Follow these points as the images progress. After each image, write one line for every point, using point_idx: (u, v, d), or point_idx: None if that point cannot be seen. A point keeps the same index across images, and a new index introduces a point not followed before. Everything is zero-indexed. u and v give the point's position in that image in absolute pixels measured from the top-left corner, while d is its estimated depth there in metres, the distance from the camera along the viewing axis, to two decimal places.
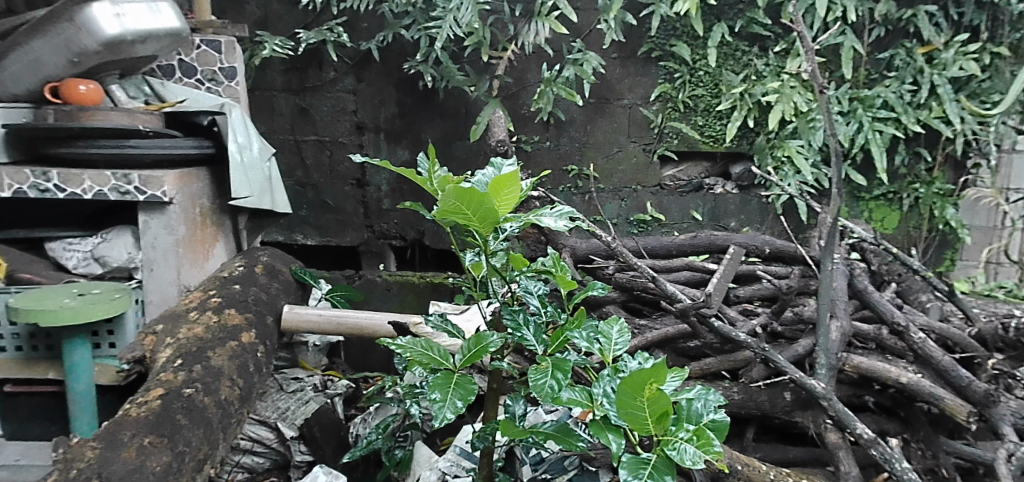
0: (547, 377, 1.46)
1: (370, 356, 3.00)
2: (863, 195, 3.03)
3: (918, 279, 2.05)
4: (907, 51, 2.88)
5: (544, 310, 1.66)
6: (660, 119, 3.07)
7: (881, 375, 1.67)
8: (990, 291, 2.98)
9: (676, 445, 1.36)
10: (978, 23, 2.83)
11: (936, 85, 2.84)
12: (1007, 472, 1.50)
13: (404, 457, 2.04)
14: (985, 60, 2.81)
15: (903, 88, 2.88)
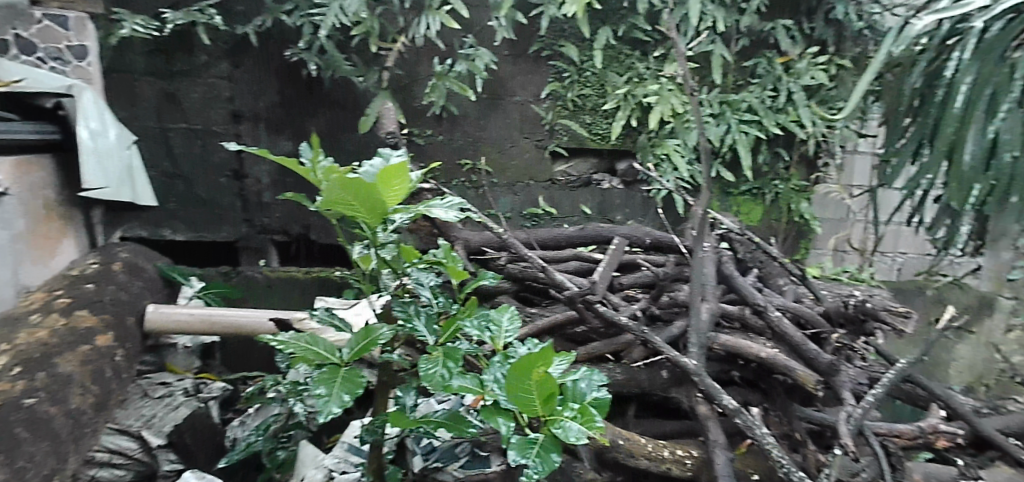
0: (437, 366, 1.49)
1: (252, 355, 2.76)
2: (732, 190, 3.26)
3: (776, 265, 2.25)
4: (768, 60, 3.14)
5: (435, 301, 1.69)
6: (550, 116, 3.16)
7: (743, 351, 1.82)
8: (836, 275, 3.22)
9: (562, 423, 1.43)
10: (826, 37, 3.13)
11: (792, 92, 3.11)
12: (847, 431, 1.62)
13: (285, 459, 2.00)
14: (832, 71, 3.12)
15: (765, 94, 3.12)
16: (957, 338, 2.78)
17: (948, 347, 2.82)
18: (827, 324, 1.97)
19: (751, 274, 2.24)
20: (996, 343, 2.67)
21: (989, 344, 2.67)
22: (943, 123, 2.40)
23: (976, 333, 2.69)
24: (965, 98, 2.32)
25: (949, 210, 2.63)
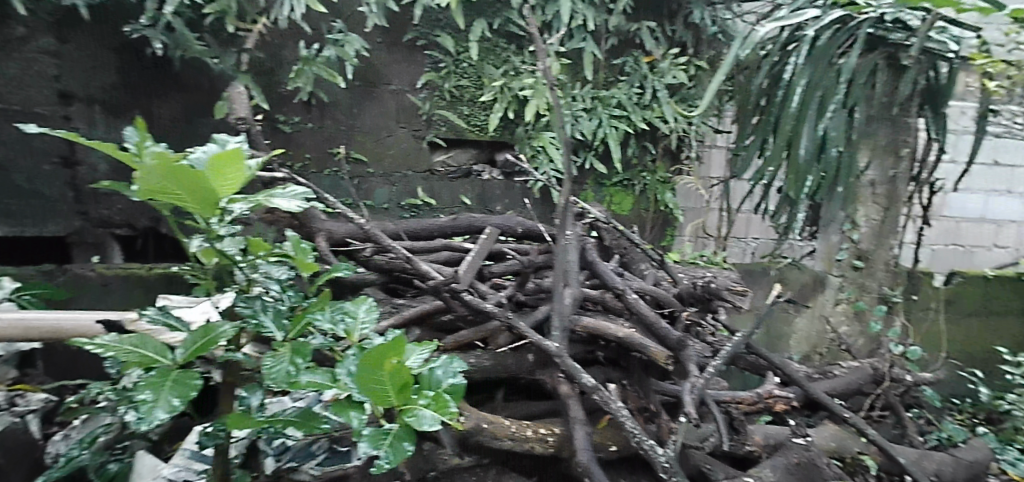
0: (283, 363, 1.48)
1: (80, 363, 2.45)
2: (605, 182, 3.37)
3: (638, 251, 2.39)
4: (634, 60, 3.31)
5: (285, 296, 1.64)
6: (427, 106, 3.14)
7: (601, 332, 1.91)
8: (695, 259, 3.35)
9: (415, 412, 1.44)
10: (686, 39, 3.35)
11: (656, 90, 3.30)
12: (691, 400, 1.78)
13: (119, 471, 1.84)
14: (690, 71, 3.35)
15: (633, 91, 3.29)
16: (796, 311, 3.04)
17: (787, 320, 3.06)
18: (678, 304, 2.11)
19: (614, 259, 2.36)
20: (827, 315, 2.95)
21: (821, 316, 2.97)
22: (782, 121, 2.71)
23: (812, 307, 3.01)
24: (801, 98, 2.64)
25: (787, 199, 2.89)
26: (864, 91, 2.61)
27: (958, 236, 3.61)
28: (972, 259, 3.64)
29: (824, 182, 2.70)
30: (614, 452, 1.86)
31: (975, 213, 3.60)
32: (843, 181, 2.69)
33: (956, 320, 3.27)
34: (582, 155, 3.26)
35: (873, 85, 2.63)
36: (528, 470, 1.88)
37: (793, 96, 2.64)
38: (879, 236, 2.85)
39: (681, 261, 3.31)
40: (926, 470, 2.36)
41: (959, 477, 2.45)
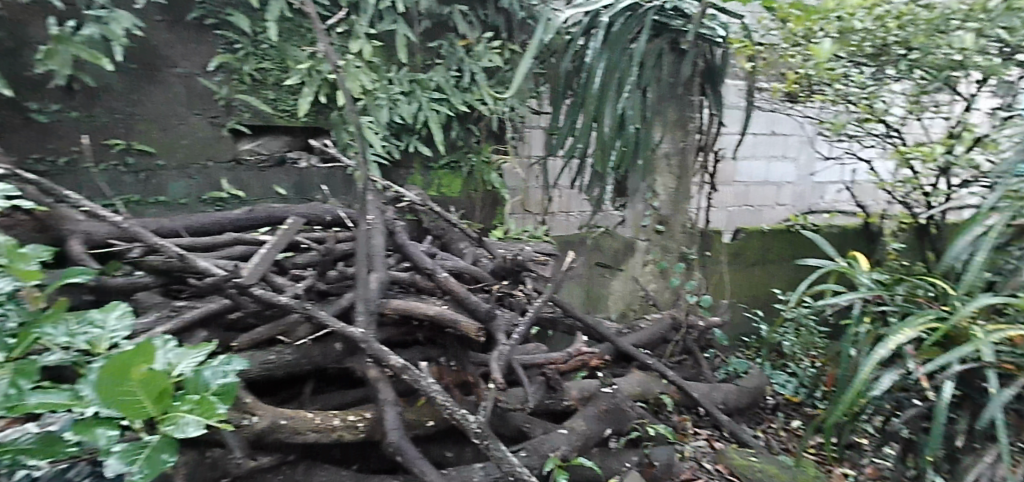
0: (10, 385, 1.42)
1: None
2: (433, 164, 3.20)
3: (455, 231, 2.48)
4: (449, 43, 3.18)
5: (11, 310, 1.56)
6: (225, 91, 2.79)
7: (414, 311, 1.91)
8: (520, 235, 3.29)
9: (176, 420, 1.46)
10: (498, 24, 3.27)
11: (473, 73, 3.21)
12: (499, 369, 1.85)
13: None
14: (506, 55, 3.30)
15: (450, 74, 3.15)
16: (612, 274, 3.29)
17: (604, 282, 3.31)
18: (491, 278, 2.23)
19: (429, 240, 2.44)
20: (637, 276, 3.19)
21: (633, 278, 3.20)
22: (586, 99, 2.88)
23: (625, 269, 3.26)
24: (601, 80, 2.83)
25: (596, 174, 3.05)
26: (654, 73, 2.88)
27: (747, 199, 3.93)
28: (759, 216, 4.01)
29: (625, 155, 2.91)
30: (431, 427, 1.92)
31: (760, 177, 3.95)
32: (642, 154, 2.95)
33: (742, 272, 3.69)
34: (405, 139, 3.08)
35: (660, 67, 2.89)
36: (348, 459, 1.92)
37: (595, 78, 2.81)
38: (675, 202, 3.14)
39: (505, 237, 3.25)
40: (714, 399, 2.75)
41: (740, 403, 2.84)
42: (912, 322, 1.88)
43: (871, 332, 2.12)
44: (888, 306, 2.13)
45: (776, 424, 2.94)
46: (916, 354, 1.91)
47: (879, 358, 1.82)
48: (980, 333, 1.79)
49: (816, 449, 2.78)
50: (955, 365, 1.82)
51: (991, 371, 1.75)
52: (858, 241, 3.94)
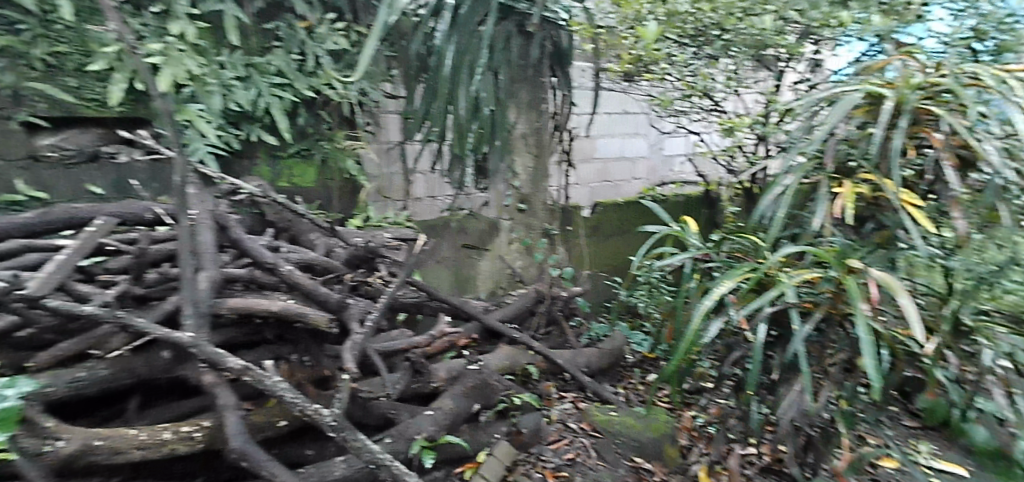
0: None
1: None
2: (280, 153, 2.95)
3: (305, 222, 2.40)
4: (288, 24, 2.94)
5: None
6: (10, 78, 2.42)
7: (254, 309, 1.80)
8: (382, 223, 3.04)
9: None
10: (341, 4, 3.04)
11: (318, 56, 2.98)
12: (353, 359, 1.82)
13: None
14: (352, 37, 3.06)
15: (291, 57, 2.92)
16: (478, 255, 3.24)
17: (472, 264, 3.25)
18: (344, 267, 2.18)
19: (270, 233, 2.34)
20: (503, 254, 3.25)
21: (500, 257, 3.24)
22: (438, 84, 2.84)
23: (491, 250, 3.25)
24: (452, 62, 2.79)
25: (455, 157, 3.06)
26: (503, 55, 2.89)
27: (607, 174, 4.07)
28: (618, 189, 4.15)
29: (482, 137, 2.99)
30: (284, 427, 1.85)
31: (615, 152, 4.07)
32: (498, 135, 3.02)
33: (599, 244, 3.78)
34: (245, 127, 2.83)
35: (510, 49, 2.92)
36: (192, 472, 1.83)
37: (444, 60, 2.77)
38: (535, 180, 3.23)
39: (365, 226, 2.98)
40: (578, 363, 2.95)
41: (603, 364, 3.05)
42: (732, 274, 2.04)
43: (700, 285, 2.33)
44: (714, 263, 2.33)
45: (634, 380, 3.14)
46: (734, 301, 2.10)
47: (705, 308, 1.98)
48: (783, 278, 1.94)
49: (667, 396, 3.01)
50: (767, 307, 2.01)
51: (793, 311, 1.93)
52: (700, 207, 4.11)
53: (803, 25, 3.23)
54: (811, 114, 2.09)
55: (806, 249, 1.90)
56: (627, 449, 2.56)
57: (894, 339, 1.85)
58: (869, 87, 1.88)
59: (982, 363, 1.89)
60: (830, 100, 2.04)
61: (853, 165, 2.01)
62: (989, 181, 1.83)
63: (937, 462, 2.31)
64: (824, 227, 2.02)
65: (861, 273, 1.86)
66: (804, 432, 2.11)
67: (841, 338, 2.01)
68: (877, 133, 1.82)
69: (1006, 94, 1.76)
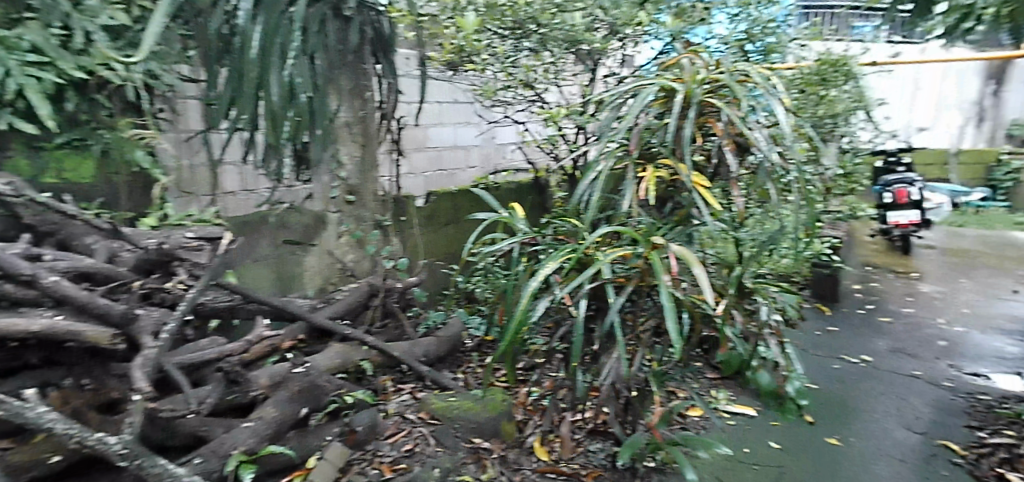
0: None
1: None
2: (43, 144, 2.52)
3: (79, 224, 2.21)
4: None
5: None
6: None
7: (14, 330, 1.70)
8: (181, 222, 2.74)
9: None
10: None
11: (90, 32, 2.58)
12: (141, 374, 1.80)
13: None
14: (134, 12, 2.73)
15: (52, 32, 2.51)
16: (304, 251, 3.15)
17: (297, 260, 3.14)
18: (132, 274, 2.15)
19: (26, 238, 2.10)
20: (332, 249, 3.20)
21: (329, 251, 3.19)
22: (245, 67, 2.63)
23: (318, 244, 3.18)
24: (260, 46, 2.60)
25: (270, 147, 2.90)
26: (320, 39, 2.76)
27: (441, 163, 4.01)
28: (454, 179, 4.15)
29: (301, 125, 2.81)
30: (58, 461, 1.74)
31: (449, 142, 4.05)
32: (319, 123, 2.85)
33: (434, 232, 3.78)
34: None
35: (326, 34, 2.79)
36: None
37: (250, 44, 2.58)
38: (362, 172, 3.20)
39: (160, 226, 2.68)
40: (414, 354, 3.01)
41: (441, 351, 3.16)
42: (555, 255, 2.17)
43: (527, 267, 2.43)
44: (539, 246, 2.46)
45: (473, 364, 3.27)
46: (559, 280, 2.24)
47: (531, 290, 2.08)
48: (599, 256, 2.08)
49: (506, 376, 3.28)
50: (586, 284, 2.16)
51: (608, 286, 2.08)
52: (530, 193, 4.28)
53: (609, 23, 3.52)
54: (616, 106, 2.29)
55: (616, 229, 2.07)
56: (465, 431, 2.65)
57: (692, 305, 2.08)
58: (663, 82, 2.09)
59: (760, 318, 2.17)
60: (632, 92, 2.22)
61: (654, 151, 2.22)
62: (762, 163, 1.98)
63: (731, 405, 2.81)
64: (632, 208, 2.21)
65: (663, 248, 2.05)
66: (621, 394, 2.31)
67: (649, 306, 2.22)
68: (672, 123, 2.03)
69: (768, 89, 2.01)
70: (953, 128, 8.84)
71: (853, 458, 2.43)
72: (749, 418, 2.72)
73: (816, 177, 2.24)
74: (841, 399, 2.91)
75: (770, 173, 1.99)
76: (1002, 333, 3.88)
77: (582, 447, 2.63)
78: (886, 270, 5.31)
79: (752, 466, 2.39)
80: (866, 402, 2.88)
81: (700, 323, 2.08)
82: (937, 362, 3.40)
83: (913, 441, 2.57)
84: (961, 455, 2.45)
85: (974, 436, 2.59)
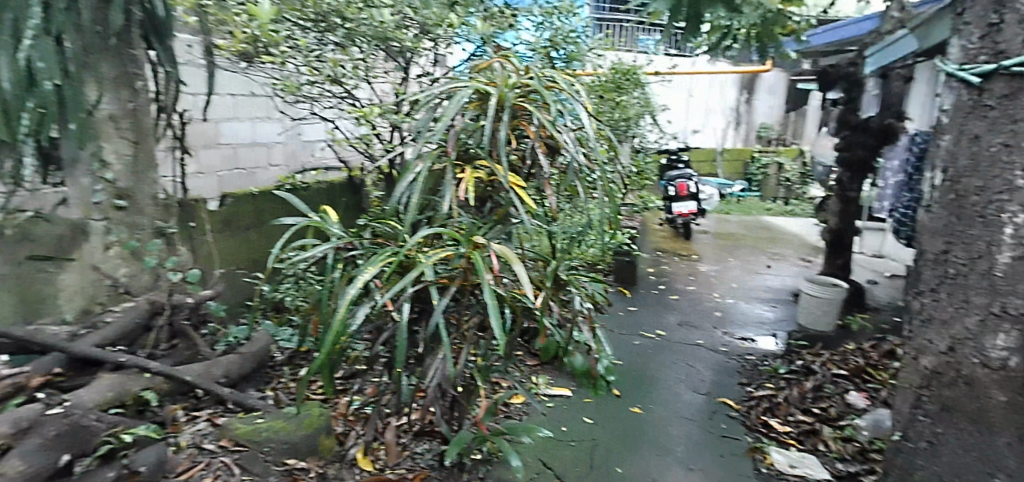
0: None
1: None
2: None
3: None
4: None
5: None
6: None
7: None
8: None
9: None
10: None
11: None
12: None
13: None
14: None
15: None
16: (57, 269, 2.71)
17: (49, 280, 2.70)
18: None
19: None
20: (97, 263, 2.74)
21: (92, 266, 2.73)
22: None
23: (78, 259, 2.73)
24: None
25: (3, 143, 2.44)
26: (70, 18, 2.41)
27: (237, 161, 3.72)
28: (253, 178, 3.87)
29: (45, 118, 2.43)
30: None
31: (246, 139, 3.77)
32: (73, 117, 2.50)
33: (231, 238, 3.53)
34: None
35: (77, 12, 2.43)
36: None
37: None
38: (135, 172, 2.79)
39: None
40: (213, 376, 2.78)
41: (245, 370, 2.98)
42: (375, 259, 2.13)
43: (344, 274, 2.35)
44: (356, 251, 2.41)
45: (283, 379, 3.18)
46: (381, 285, 2.20)
47: (350, 297, 2.01)
48: (422, 259, 2.09)
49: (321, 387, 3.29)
50: (409, 288, 2.14)
51: (432, 287, 2.10)
52: (346, 193, 4.28)
53: (418, 22, 3.53)
54: (432, 107, 2.28)
55: (438, 230, 2.11)
56: (278, 452, 2.49)
57: (512, 299, 2.18)
58: (476, 84, 2.15)
59: (575, 307, 2.32)
60: (447, 94, 2.27)
61: (471, 152, 2.31)
62: (570, 162, 2.15)
63: (550, 389, 3.19)
64: (451, 209, 2.27)
65: (484, 247, 2.13)
66: (446, 393, 2.34)
67: (471, 304, 2.27)
68: (487, 126, 2.10)
69: (572, 94, 2.18)
70: (717, 131, 10.46)
71: (652, 422, 2.89)
72: (565, 399, 3.12)
73: (617, 173, 2.46)
74: (640, 371, 3.40)
75: (578, 172, 2.16)
76: (760, 301, 4.64)
77: (408, 450, 2.71)
78: (672, 254, 6.02)
79: (570, 442, 2.71)
80: (661, 372, 3.41)
81: (521, 316, 2.19)
82: (714, 331, 4.04)
83: (698, 401, 3.11)
84: (735, 409, 3.04)
85: (744, 393, 3.22)
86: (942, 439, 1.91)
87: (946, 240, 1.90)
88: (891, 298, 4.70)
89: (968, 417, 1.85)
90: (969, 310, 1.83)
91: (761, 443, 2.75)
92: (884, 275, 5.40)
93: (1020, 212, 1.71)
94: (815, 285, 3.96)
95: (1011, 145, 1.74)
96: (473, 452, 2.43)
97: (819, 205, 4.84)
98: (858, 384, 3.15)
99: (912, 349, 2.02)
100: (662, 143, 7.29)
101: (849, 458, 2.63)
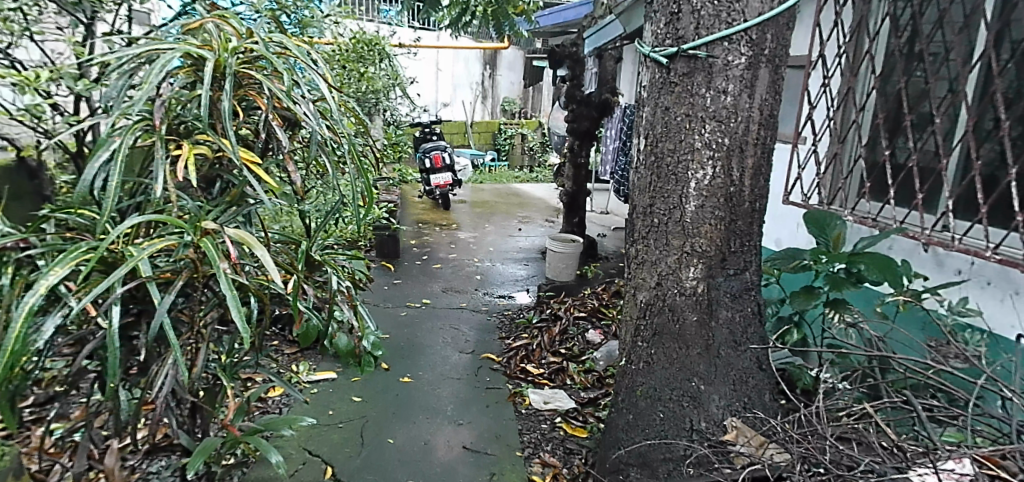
0: None
1: None
2: None
3: None
4: None
5: None
6: None
7: None
8: None
9: None
10: None
11: None
12: None
13: None
14: None
15: None
16: None
17: None
18: None
19: None
20: None
21: None
22: None
23: None
24: None
25: None
26: None
27: None
28: None
29: None
30: None
31: None
32: None
33: None
34: None
35: None
36: None
37: None
38: None
39: None
40: None
41: None
42: (65, 258, 1.74)
43: (16, 280, 1.86)
44: (33, 249, 1.88)
45: None
46: (75, 290, 1.82)
47: (31, 307, 1.62)
48: (133, 253, 1.80)
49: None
50: (117, 288, 1.82)
51: (150, 284, 1.81)
52: None
53: None
54: (127, 72, 2.02)
55: (154, 218, 1.83)
56: None
57: (258, 287, 2.03)
58: (186, 47, 1.96)
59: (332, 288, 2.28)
60: (148, 57, 2.03)
61: (185, 126, 2.10)
62: (312, 133, 2.07)
63: (313, 375, 3.11)
64: (168, 192, 2.03)
65: (216, 233, 1.94)
66: (183, 401, 2.12)
67: (206, 298, 2.04)
68: (204, 95, 1.93)
69: (308, 64, 2.11)
70: (466, 104, 11.05)
71: (420, 388, 2.99)
72: (331, 382, 3.07)
73: (368, 147, 2.46)
74: (404, 343, 3.45)
75: (322, 145, 2.10)
76: (513, 262, 5.01)
77: (140, 472, 2.48)
78: (432, 225, 6.15)
79: (339, 424, 2.69)
80: (426, 339, 3.52)
81: (268, 302, 2.08)
82: (477, 293, 4.28)
83: (464, 361, 3.29)
84: (497, 362, 3.29)
85: (504, 346, 3.48)
86: (655, 358, 2.23)
87: (649, 196, 2.21)
88: (617, 249, 5.41)
89: (672, 337, 2.19)
90: (669, 251, 2.17)
91: (520, 387, 3.03)
92: (611, 228, 6.16)
93: (699, 169, 2.09)
94: (557, 242, 4.34)
95: (690, 115, 2.09)
96: (225, 456, 2.25)
97: (558, 171, 5.34)
98: (594, 322, 3.64)
99: (631, 287, 2.31)
100: (413, 116, 7.39)
101: (591, 386, 3.03)
